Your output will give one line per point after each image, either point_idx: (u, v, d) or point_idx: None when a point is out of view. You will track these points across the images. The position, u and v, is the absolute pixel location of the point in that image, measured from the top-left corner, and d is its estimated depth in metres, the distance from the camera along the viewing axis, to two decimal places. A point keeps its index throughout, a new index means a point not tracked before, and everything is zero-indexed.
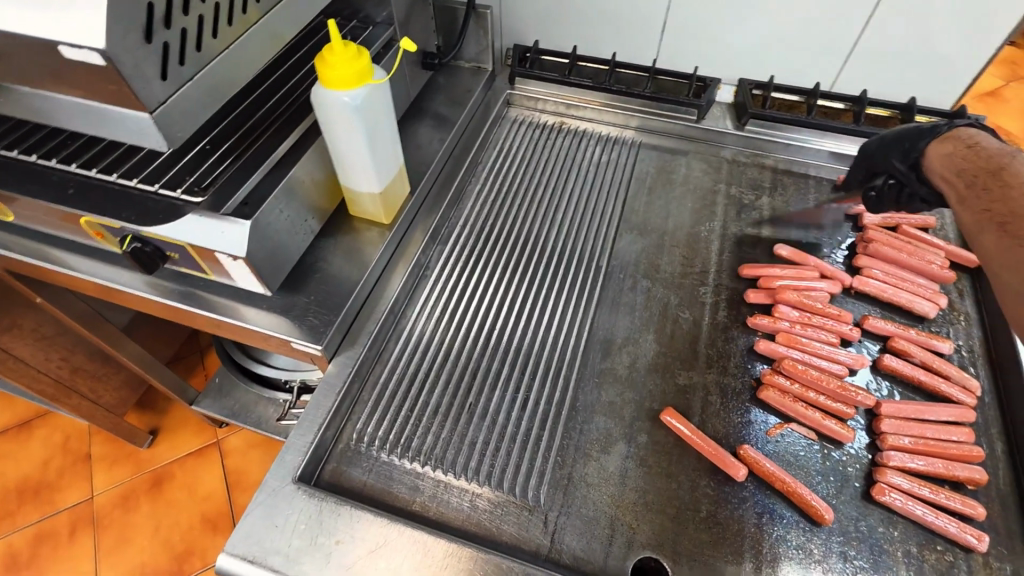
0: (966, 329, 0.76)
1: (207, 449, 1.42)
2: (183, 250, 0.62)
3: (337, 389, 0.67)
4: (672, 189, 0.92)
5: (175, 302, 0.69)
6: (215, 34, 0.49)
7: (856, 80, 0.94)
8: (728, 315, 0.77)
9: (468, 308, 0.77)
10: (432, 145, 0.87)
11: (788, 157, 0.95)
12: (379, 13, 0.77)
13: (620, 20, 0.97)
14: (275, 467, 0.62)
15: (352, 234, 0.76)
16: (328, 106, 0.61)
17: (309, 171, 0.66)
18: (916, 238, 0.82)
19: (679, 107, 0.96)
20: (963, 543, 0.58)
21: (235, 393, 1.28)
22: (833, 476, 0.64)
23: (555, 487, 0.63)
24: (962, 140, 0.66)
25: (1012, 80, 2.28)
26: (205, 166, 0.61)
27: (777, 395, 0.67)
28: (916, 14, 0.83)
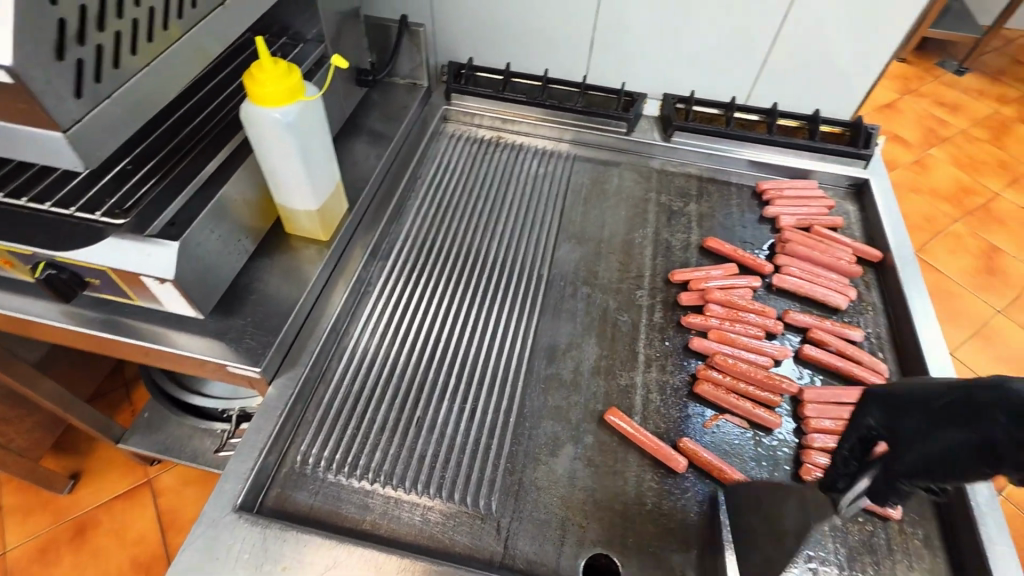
0: (874, 317, 0.83)
1: (138, 489, 1.32)
2: (105, 275, 0.59)
3: (278, 412, 0.65)
4: (607, 199, 0.96)
5: (96, 331, 0.65)
6: (134, 50, 0.48)
7: (767, 94, 1.02)
8: (664, 316, 0.81)
9: (412, 322, 0.77)
10: (370, 160, 0.87)
11: (711, 166, 1.01)
12: (309, 30, 0.77)
13: (550, 39, 1.01)
14: (213, 497, 0.59)
15: (289, 252, 0.74)
16: (259, 123, 0.60)
17: (240, 189, 0.65)
18: (826, 237, 0.89)
19: (609, 120, 1.00)
20: (880, 513, 0.64)
21: (167, 427, 1.20)
22: (765, 461, 0.68)
23: (506, 494, 0.64)
24: None
25: (906, 94, 2.53)
26: (126, 187, 0.58)
27: (710, 388, 0.71)
28: (814, 33, 0.91)
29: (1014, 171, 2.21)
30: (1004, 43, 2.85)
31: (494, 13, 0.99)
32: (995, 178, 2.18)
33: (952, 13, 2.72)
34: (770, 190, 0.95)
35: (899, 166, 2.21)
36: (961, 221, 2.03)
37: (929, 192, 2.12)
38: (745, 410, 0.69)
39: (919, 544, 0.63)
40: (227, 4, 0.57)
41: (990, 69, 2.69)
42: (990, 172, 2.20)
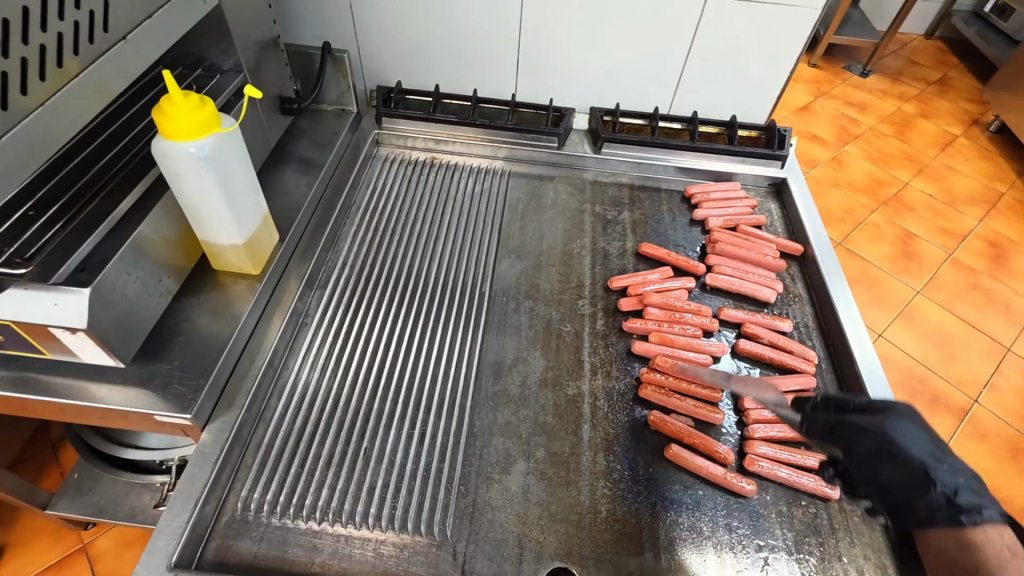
0: (801, 308, 0.87)
1: (71, 558, 1.22)
2: (8, 330, 0.55)
3: (214, 458, 0.62)
4: (544, 212, 0.98)
5: (3, 391, 0.60)
6: (25, 90, 0.45)
7: (688, 103, 1.07)
8: (606, 323, 0.83)
9: (355, 352, 0.75)
10: (300, 189, 0.86)
11: (642, 174, 1.05)
12: (225, 61, 0.75)
13: (477, 59, 1.02)
14: (145, 557, 0.55)
15: (218, 289, 0.71)
16: (173, 159, 0.58)
17: (157, 228, 0.62)
18: (752, 235, 0.93)
19: (541, 136, 1.02)
20: (821, 494, 0.67)
21: (100, 486, 1.12)
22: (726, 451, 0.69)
23: (461, 517, 0.62)
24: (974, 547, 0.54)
25: (819, 96, 2.72)
26: (28, 234, 0.54)
27: (654, 391, 0.72)
28: (725, 45, 0.97)
29: (920, 162, 2.40)
30: (900, 46, 3.11)
31: (419, 36, 0.99)
32: (904, 169, 2.36)
33: (852, 21, 2.95)
34: (697, 194, 1.00)
35: (819, 163, 2.35)
36: (878, 211, 2.19)
37: (848, 186, 2.27)
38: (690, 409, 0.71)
39: (858, 520, 0.66)
40: (129, 39, 0.55)
41: (890, 70, 2.93)
42: (898, 164, 2.38)
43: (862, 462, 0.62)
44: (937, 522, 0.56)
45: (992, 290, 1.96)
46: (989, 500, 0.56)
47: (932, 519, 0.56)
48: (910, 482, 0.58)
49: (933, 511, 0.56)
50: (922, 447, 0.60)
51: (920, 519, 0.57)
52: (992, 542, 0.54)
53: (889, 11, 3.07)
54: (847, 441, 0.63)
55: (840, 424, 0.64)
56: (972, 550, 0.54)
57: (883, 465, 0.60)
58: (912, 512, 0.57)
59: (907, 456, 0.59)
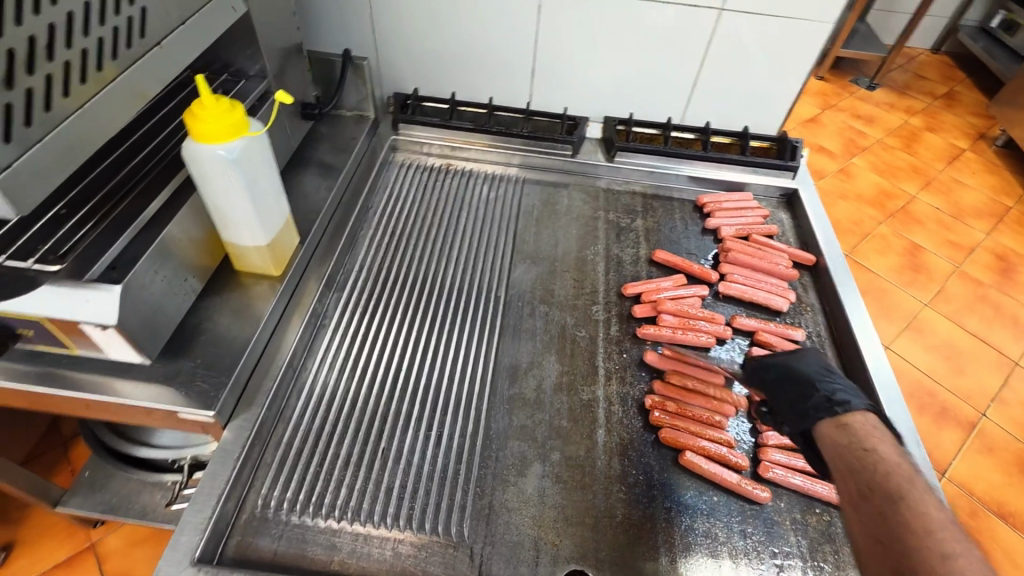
0: (813, 317, 0.88)
1: (81, 556, 1.23)
2: (39, 326, 0.56)
3: (235, 456, 0.62)
4: (558, 219, 0.99)
5: (31, 385, 0.61)
6: (66, 92, 0.47)
7: (701, 114, 1.08)
8: (620, 329, 0.83)
9: (372, 353, 0.76)
10: (320, 192, 0.87)
11: (654, 183, 1.06)
12: (251, 66, 0.77)
13: (493, 68, 1.04)
14: (167, 552, 0.56)
15: (240, 290, 0.73)
16: (203, 161, 0.59)
17: (184, 229, 0.63)
18: (764, 245, 0.94)
19: (555, 144, 1.03)
20: (834, 502, 0.67)
21: (112, 484, 1.13)
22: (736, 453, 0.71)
23: (478, 519, 0.63)
24: (855, 441, 0.57)
25: (826, 109, 2.73)
26: (60, 232, 0.55)
27: (664, 415, 0.71)
28: (740, 54, 0.98)
29: (927, 175, 2.41)
30: (907, 60, 3.13)
31: (437, 45, 1.01)
32: (911, 182, 2.37)
33: (860, 34, 2.97)
34: (710, 203, 1.01)
35: (826, 175, 2.36)
36: (886, 223, 2.19)
37: (855, 198, 2.27)
38: (701, 432, 0.70)
39: None
40: (163, 44, 0.57)
41: (897, 83, 2.94)
42: (906, 177, 2.39)
43: (771, 384, 0.69)
44: (819, 416, 0.62)
45: (1000, 303, 1.96)
46: (859, 396, 0.63)
47: (816, 416, 0.62)
48: (801, 393, 0.65)
49: (818, 408, 0.62)
50: (813, 367, 0.68)
51: (809, 419, 0.63)
52: (858, 421, 0.59)
53: (897, 26, 3.10)
54: (761, 374, 0.72)
55: (756, 367, 0.73)
56: (846, 431, 0.59)
57: (784, 384, 0.68)
58: (804, 416, 0.63)
59: (803, 375, 0.67)
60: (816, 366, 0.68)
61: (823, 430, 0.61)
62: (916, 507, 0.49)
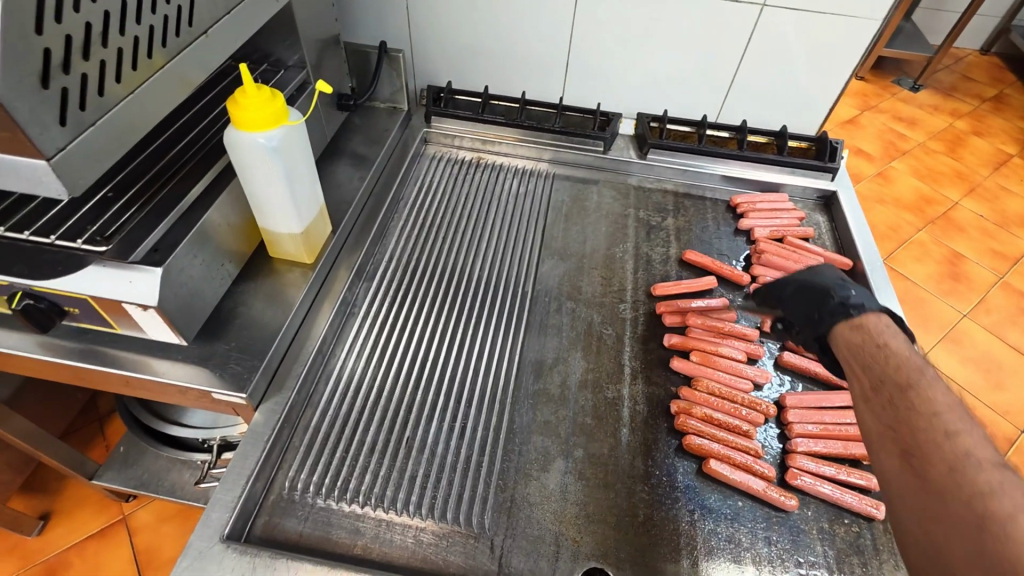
0: None
1: (113, 528, 1.28)
2: (85, 304, 0.58)
3: (265, 438, 0.64)
4: (588, 215, 0.98)
5: (75, 361, 0.63)
6: (118, 79, 0.48)
7: (737, 112, 1.06)
8: (647, 328, 0.82)
9: (399, 343, 0.77)
10: (352, 183, 0.88)
11: (687, 181, 1.05)
12: (290, 57, 0.78)
13: (527, 61, 1.03)
14: (198, 528, 0.58)
15: (274, 277, 0.74)
16: (244, 148, 0.60)
17: (223, 215, 0.65)
18: (799, 247, 0.92)
19: (587, 140, 1.03)
20: (865, 514, 0.65)
21: (144, 460, 1.17)
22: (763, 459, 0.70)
23: (499, 512, 0.63)
24: (871, 335, 0.60)
25: (866, 110, 2.65)
26: (108, 215, 0.57)
27: (689, 420, 0.70)
28: (781, 51, 0.95)
29: (971, 181, 2.32)
30: (954, 61, 3.01)
31: (471, 39, 1.01)
32: (954, 188, 2.28)
33: (905, 34, 2.86)
34: (743, 204, 0.99)
35: (864, 178, 2.29)
36: (925, 229, 2.12)
37: (894, 203, 2.20)
38: (727, 440, 0.69)
39: None
40: (209, 33, 0.58)
41: (943, 85, 2.83)
42: (948, 183, 2.30)
43: (789, 298, 0.74)
44: (834, 319, 0.65)
45: None
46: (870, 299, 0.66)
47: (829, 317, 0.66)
48: (812, 302, 0.70)
49: (833, 314, 0.66)
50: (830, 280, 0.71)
51: (825, 324, 0.66)
52: (874, 321, 0.62)
53: (945, 25, 2.98)
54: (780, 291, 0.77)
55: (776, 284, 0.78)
56: (859, 329, 0.62)
57: (801, 296, 0.72)
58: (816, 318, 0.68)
59: (819, 286, 0.70)
60: (831, 278, 0.71)
61: (839, 332, 0.64)
62: (930, 404, 0.49)
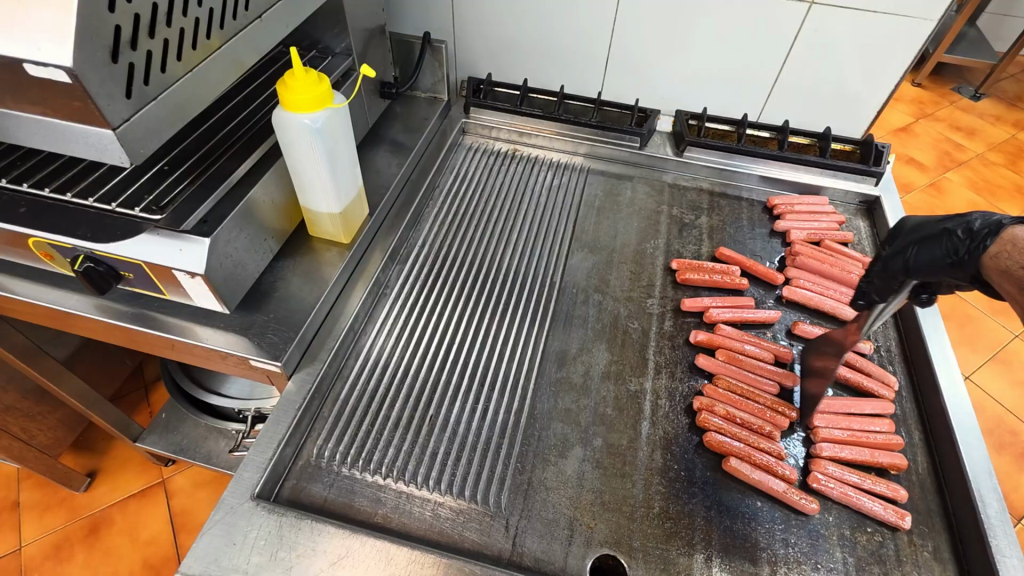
0: (884, 331, 0.83)
1: (152, 490, 1.35)
2: (139, 269, 0.62)
3: (296, 406, 0.67)
4: (620, 210, 0.98)
5: (127, 324, 0.68)
6: (179, 57, 0.51)
7: (780, 112, 1.04)
8: (674, 324, 0.82)
9: (428, 326, 0.79)
10: (391, 169, 0.91)
11: (723, 180, 1.04)
12: (338, 44, 0.81)
13: (566, 56, 1.04)
14: (232, 485, 0.61)
15: (311, 255, 0.77)
16: (290, 128, 0.63)
17: (267, 193, 0.68)
18: (837, 251, 0.90)
19: (623, 135, 1.03)
20: (889, 523, 0.64)
21: (183, 427, 1.23)
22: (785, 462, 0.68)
23: (516, 492, 0.65)
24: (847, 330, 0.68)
25: (921, 118, 2.54)
26: (163, 185, 0.61)
27: (711, 417, 0.70)
28: (827, 51, 0.93)
29: None
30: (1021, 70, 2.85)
31: (513, 31, 1.03)
32: (1013, 203, 2.16)
33: (967, 41, 2.73)
34: (781, 205, 0.97)
35: (914, 189, 2.21)
36: None
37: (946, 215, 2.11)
38: (748, 439, 0.68)
39: (928, 556, 0.63)
40: (264, 17, 0.61)
41: (1006, 95, 2.69)
42: (1007, 197, 2.18)
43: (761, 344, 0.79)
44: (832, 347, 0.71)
45: None
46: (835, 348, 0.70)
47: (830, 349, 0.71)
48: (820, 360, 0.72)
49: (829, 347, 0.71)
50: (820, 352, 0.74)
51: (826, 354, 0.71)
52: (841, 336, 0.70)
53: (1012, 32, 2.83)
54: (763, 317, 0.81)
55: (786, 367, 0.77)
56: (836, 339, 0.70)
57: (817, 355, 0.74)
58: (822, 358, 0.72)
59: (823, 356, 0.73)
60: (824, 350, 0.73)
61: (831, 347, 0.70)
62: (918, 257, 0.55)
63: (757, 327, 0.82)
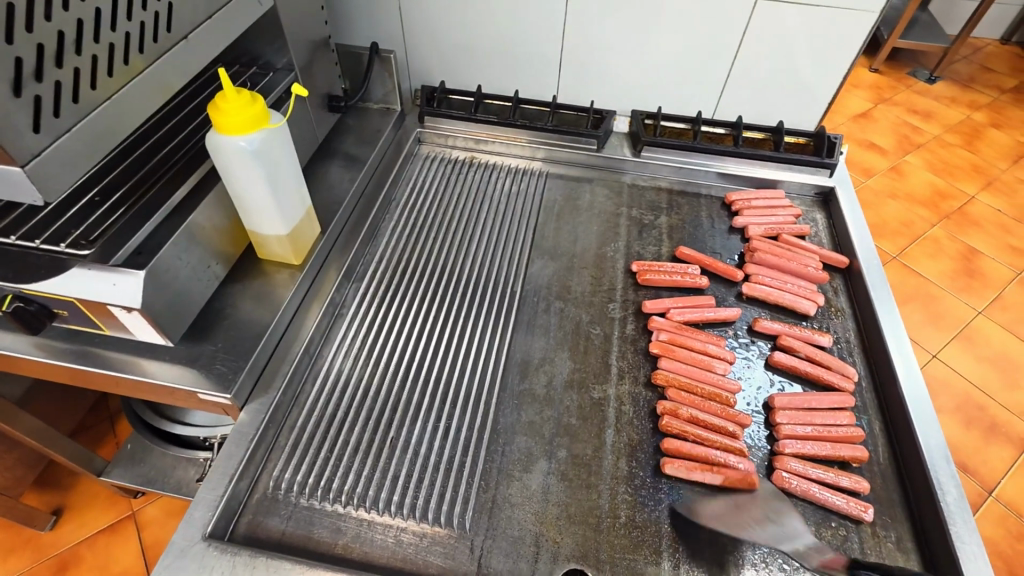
0: (843, 322, 0.84)
1: (122, 523, 1.31)
2: (73, 306, 0.60)
3: (249, 437, 0.65)
4: (580, 214, 0.98)
5: (67, 362, 0.65)
6: (94, 85, 0.49)
7: (734, 108, 1.05)
8: (636, 328, 0.82)
9: (386, 345, 0.77)
10: (343, 184, 0.89)
11: (681, 179, 1.04)
12: (278, 59, 0.79)
13: (520, 61, 1.03)
14: (181, 526, 0.59)
15: (261, 278, 0.75)
16: (224, 151, 0.61)
17: (208, 217, 0.66)
18: (794, 245, 0.90)
19: (580, 137, 1.02)
20: (852, 516, 0.64)
21: (149, 458, 1.19)
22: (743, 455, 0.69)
23: (480, 511, 0.64)
24: None
25: (880, 103, 2.59)
26: (93, 218, 0.58)
27: (674, 422, 0.69)
28: (775, 46, 0.94)
29: (988, 175, 2.26)
30: (972, 51, 2.93)
31: (463, 38, 1.01)
32: (970, 182, 2.22)
33: (921, 25, 2.80)
34: (738, 201, 0.97)
35: (875, 173, 2.25)
36: (939, 225, 2.07)
37: (907, 198, 2.16)
38: (709, 440, 0.68)
39: (892, 547, 0.64)
40: (190, 37, 0.59)
41: (960, 77, 2.76)
42: (964, 176, 2.24)
43: None
44: None
45: None
46: None
47: None
48: None
49: None
50: None
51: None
52: None
53: (962, 14, 2.90)
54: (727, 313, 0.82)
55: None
56: None
57: None
58: None
59: None
60: None
61: None
62: None
63: (718, 326, 0.82)
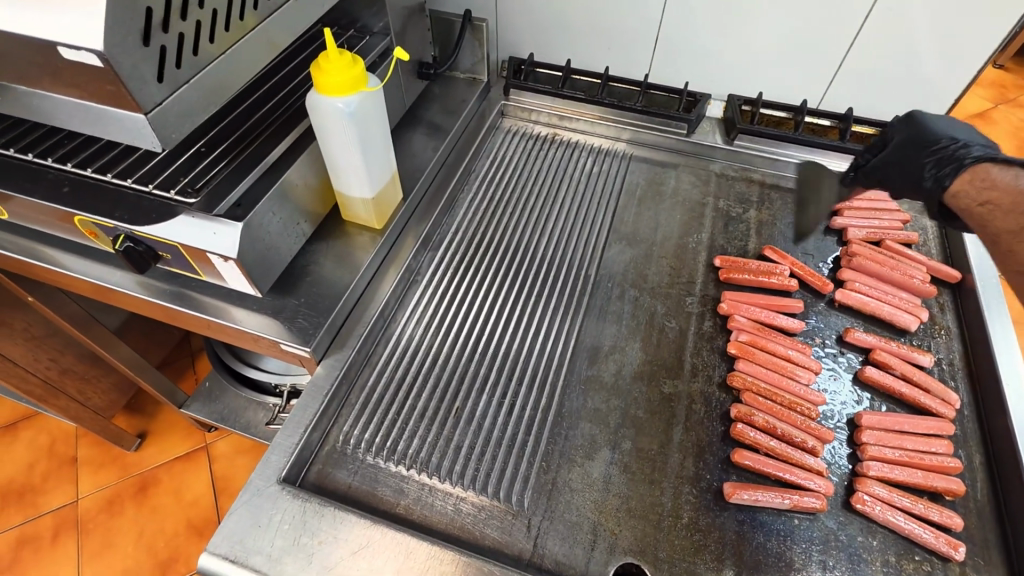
0: (947, 342, 0.77)
1: (196, 453, 1.41)
2: (176, 251, 0.63)
3: (324, 391, 0.67)
4: (663, 201, 0.94)
5: (165, 302, 0.69)
6: (212, 39, 0.50)
7: (844, 98, 0.96)
8: (714, 325, 0.78)
9: (457, 315, 0.77)
10: (426, 153, 0.89)
11: (776, 172, 0.97)
12: (375, 23, 0.79)
13: (613, 36, 0.99)
14: (259, 468, 0.62)
15: (343, 240, 0.77)
16: (323, 111, 0.62)
17: (301, 176, 0.67)
18: (898, 253, 0.83)
19: (670, 121, 0.98)
20: (939, 552, 0.59)
21: (224, 398, 1.26)
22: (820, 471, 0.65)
23: (539, 492, 0.63)
24: None
25: (1000, 103, 2.33)
26: (200, 167, 0.61)
27: (749, 429, 0.66)
28: (901, 32, 0.85)
29: None
30: None
31: (556, 10, 0.98)
32: None
33: None
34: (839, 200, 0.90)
35: None
36: None
37: None
38: (786, 452, 0.65)
39: None
40: None
41: None
42: None
43: None
44: None
45: None
46: None
47: None
48: None
49: None
50: None
51: None
52: None
53: None
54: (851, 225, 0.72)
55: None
56: None
57: None
58: None
59: None
60: None
61: None
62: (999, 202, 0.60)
63: (803, 333, 0.77)
